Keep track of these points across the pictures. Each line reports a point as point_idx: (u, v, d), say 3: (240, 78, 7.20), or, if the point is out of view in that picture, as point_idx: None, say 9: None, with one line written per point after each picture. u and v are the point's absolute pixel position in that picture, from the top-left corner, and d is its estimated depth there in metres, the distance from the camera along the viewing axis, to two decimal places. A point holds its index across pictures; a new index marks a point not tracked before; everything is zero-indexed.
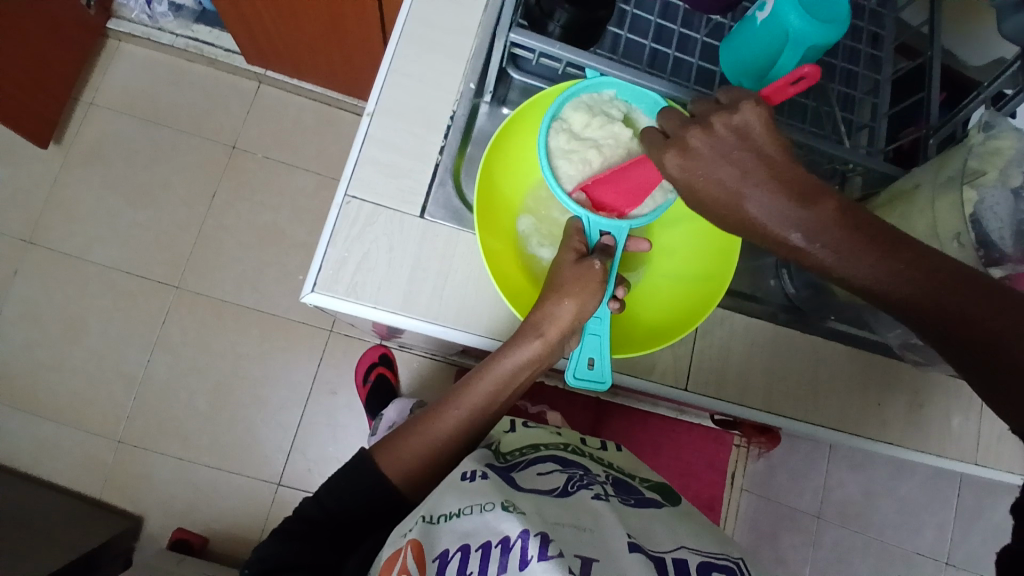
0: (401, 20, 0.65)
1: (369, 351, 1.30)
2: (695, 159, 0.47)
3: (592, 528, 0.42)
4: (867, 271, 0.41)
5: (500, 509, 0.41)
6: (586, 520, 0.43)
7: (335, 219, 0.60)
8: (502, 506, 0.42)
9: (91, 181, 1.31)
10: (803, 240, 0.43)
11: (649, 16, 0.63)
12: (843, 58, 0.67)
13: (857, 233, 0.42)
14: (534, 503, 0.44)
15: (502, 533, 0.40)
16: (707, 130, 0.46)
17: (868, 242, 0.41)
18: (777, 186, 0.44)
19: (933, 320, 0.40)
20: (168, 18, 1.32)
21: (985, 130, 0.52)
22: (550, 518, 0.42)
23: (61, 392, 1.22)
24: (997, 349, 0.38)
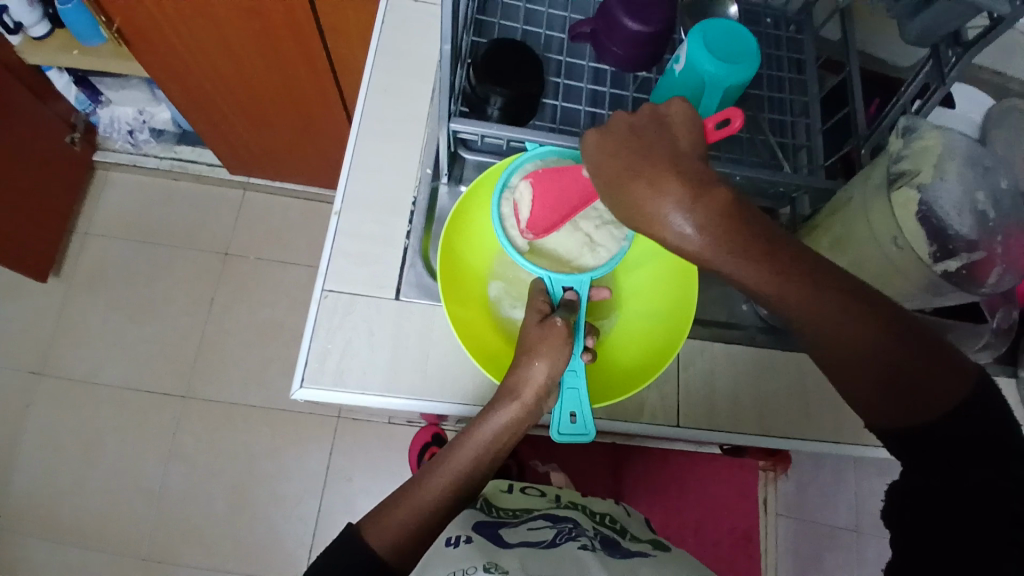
0: (356, 121, 0.71)
1: (422, 432, 1.24)
2: (609, 143, 0.48)
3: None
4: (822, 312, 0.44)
5: (483, 571, 0.47)
6: (568, 568, 0.49)
7: (314, 313, 0.63)
8: (484, 568, 0.47)
9: (94, 305, 1.36)
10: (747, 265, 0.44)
11: (580, 83, 0.68)
12: (770, 88, 0.71)
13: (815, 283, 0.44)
14: (518, 559, 0.50)
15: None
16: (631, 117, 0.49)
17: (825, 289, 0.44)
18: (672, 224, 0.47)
19: (875, 365, 0.44)
20: (151, 143, 1.39)
21: (906, 134, 0.55)
22: (532, 569, 0.48)
23: (81, 518, 1.23)
24: (923, 391, 0.43)
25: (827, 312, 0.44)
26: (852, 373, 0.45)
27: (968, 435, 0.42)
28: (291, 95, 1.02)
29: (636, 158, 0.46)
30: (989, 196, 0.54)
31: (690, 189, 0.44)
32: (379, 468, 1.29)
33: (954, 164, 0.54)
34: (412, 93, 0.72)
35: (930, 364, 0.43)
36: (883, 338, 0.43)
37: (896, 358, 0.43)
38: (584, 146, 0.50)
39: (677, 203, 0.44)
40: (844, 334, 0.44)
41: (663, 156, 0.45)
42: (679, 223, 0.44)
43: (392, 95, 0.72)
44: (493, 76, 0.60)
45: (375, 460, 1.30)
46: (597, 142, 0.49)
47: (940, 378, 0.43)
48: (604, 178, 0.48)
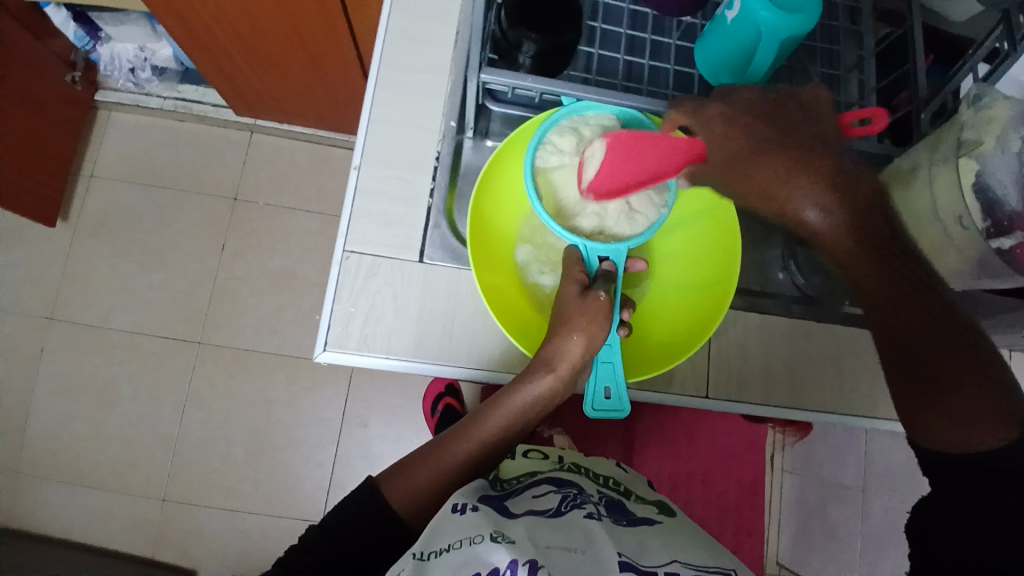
0: (375, 67, 0.66)
1: (436, 381, 1.22)
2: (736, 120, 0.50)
3: (583, 549, 0.42)
4: (896, 314, 0.46)
5: (490, 541, 0.41)
6: (578, 541, 0.43)
7: (337, 276, 0.60)
8: (491, 537, 0.41)
9: (104, 251, 1.34)
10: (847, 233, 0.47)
11: (619, 28, 0.62)
12: (823, 39, 0.65)
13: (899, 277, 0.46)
14: (526, 528, 0.44)
15: (492, 564, 0.39)
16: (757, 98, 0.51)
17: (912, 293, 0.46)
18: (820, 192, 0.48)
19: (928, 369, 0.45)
20: (153, 82, 1.32)
21: (975, 102, 0.51)
22: (542, 542, 0.42)
23: (103, 459, 1.25)
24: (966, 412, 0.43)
25: (900, 319, 0.46)
26: (905, 382, 0.46)
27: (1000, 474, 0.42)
28: (299, 34, 0.95)
29: (762, 141, 0.50)
30: None
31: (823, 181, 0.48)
32: (393, 416, 1.30)
33: (1022, 136, 0.48)
34: (436, 37, 0.67)
35: (984, 398, 0.43)
36: (946, 356, 0.44)
37: (957, 389, 0.43)
38: (709, 117, 0.51)
39: (804, 185, 0.48)
40: (916, 341, 0.45)
41: (800, 138, 0.50)
42: (805, 208, 0.48)
43: (413, 41, 0.67)
44: (526, 19, 0.54)
45: (388, 409, 1.31)
46: (722, 117, 0.51)
47: (988, 415, 0.42)
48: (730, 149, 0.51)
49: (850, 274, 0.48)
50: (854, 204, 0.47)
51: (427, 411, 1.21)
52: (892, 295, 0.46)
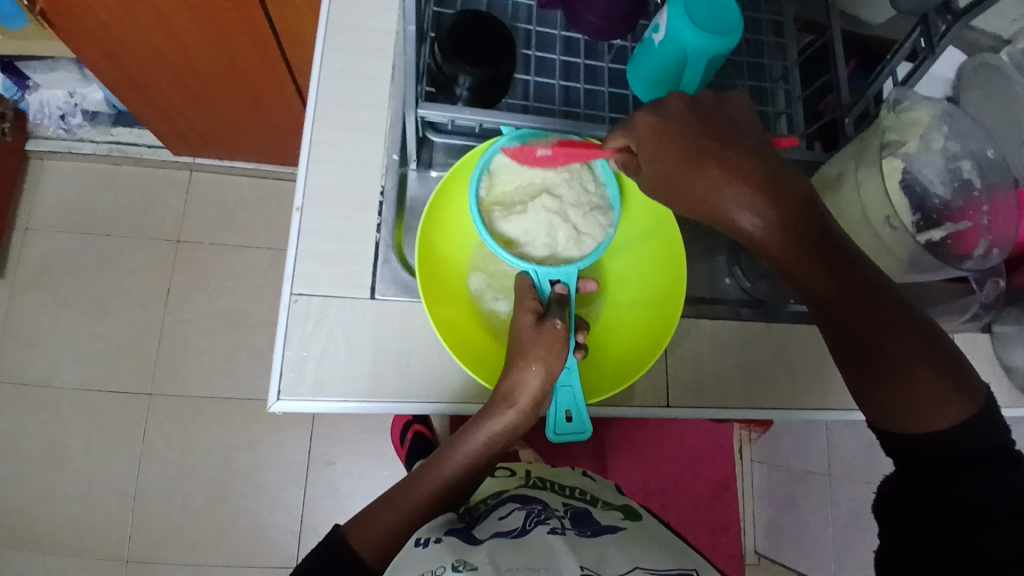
0: (311, 105, 0.65)
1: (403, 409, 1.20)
2: (668, 127, 0.47)
3: (546, 566, 0.42)
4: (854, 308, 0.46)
5: (452, 572, 0.40)
6: (541, 559, 0.43)
7: (287, 321, 0.59)
8: (452, 568, 0.41)
9: (44, 305, 1.27)
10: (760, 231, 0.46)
11: (553, 54, 0.64)
12: (748, 53, 0.68)
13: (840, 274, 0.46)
14: (488, 553, 0.44)
15: None
16: (688, 100, 0.48)
17: (856, 286, 0.46)
18: (764, 201, 0.45)
19: (888, 364, 0.45)
20: (85, 127, 1.27)
21: (894, 108, 0.53)
22: (504, 565, 0.42)
23: (56, 525, 1.18)
24: (928, 399, 0.44)
25: (859, 322, 0.46)
26: (862, 378, 0.47)
27: (957, 449, 0.44)
28: (234, 71, 0.94)
29: (698, 149, 0.46)
30: (975, 164, 0.54)
31: (757, 181, 0.45)
32: (361, 450, 1.28)
33: (942, 134, 0.54)
34: (372, 72, 0.67)
35: (937, 384, 0.44)
36: (900, 353, 0.45)
37: (919, 374, 0.45)
38: (637, 129, 0.48)
39: (744, 191, 0.45)
40: (872, 339, 0.46)
41: (727, 143, 0.46)
42: (743, 213, 0.46)
43: (350, 77, 0.67)
44: (461, 53, 0.55)
45: (356, 443, 1.28)
46: (653, 129, 0.48)
47: (942, 395, 0.44)
48: (662, 163, 0.47)
49: (801, 282, 0.47)
50: (790, 209, 0.45)
51: (396, 441, 1.19)
52: (845, 298, 0.46)
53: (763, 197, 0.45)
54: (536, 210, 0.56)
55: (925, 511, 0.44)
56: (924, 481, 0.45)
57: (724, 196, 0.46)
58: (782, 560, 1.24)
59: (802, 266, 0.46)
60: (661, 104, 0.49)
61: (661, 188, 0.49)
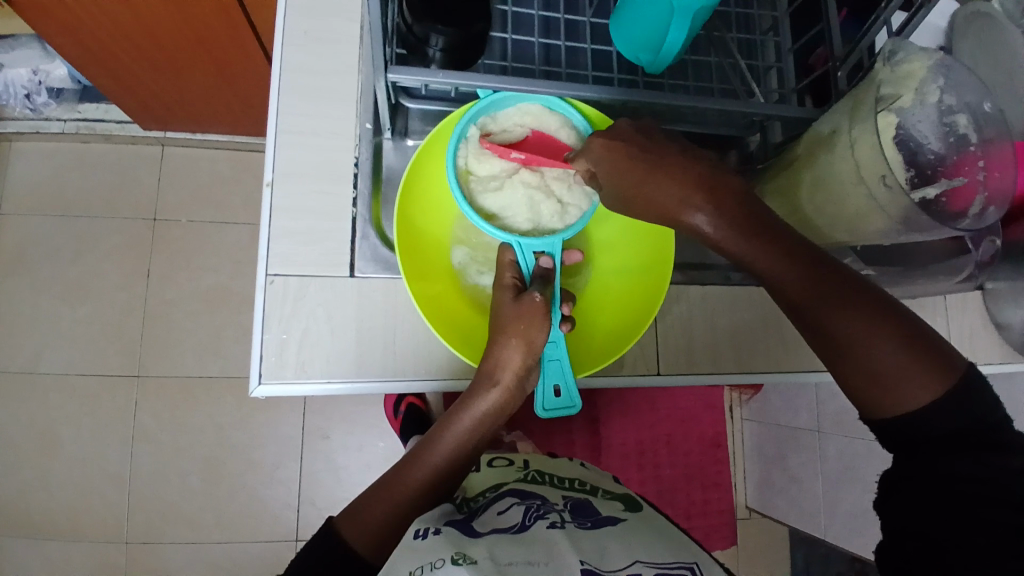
0: (276, 72, 0.61)
1: None
2: (617, 145, 0.49)
3: (545, 561, 0.41)
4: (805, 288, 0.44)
5: (450, 565, 0.40)
6: (540, 553, 0.42)
7: (264, 304, 0.57)
8: (452, 560, 0.40)
9: (19, 290, 1.24)
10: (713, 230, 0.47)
11: (530, 10, 0.60)
12: (736, 3, 0.65)
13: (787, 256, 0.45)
14: (487, 546, 0.43)
15: None
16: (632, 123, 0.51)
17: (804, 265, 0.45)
18: (715, 205, 0.46)
19: (851, 345, 0.43)
20: (51, 105, 1.20)
21: (890, 59, 0.50)
22: (504, 559, 0.41)
23: (54, 511, 1.18)
24: (899, 382, 0.42)
25: (830, 312, 0.44)
26: (839, 370, 0.45)
27: (947, 432, 0.42)
28: (196, 37, 0.89)
29: (644, 161, 0.48)
30: (971, 119, 0.52)
31: (703, 188, 0.46)
32: (354, 424, 1.27)
33: (938, 87, 0.51)
34: (339, 34, 0.63)
35: (915, 366, 0.42)
36: (873, 337, 0.43)
37: (884, 354, 0.42)
38: (589, 149, 0.51)
39: (693, 197, 0.46)
40: (841, 327, 0.43)
41: (673, 156, 0.48)
42: (696, 218, 0.46)
43: (316, 40, 0.63)
44: (431, 11, 0.51)
45: (348, 416, 1.27)
46: (605, 148, 0.50)
47: (922, 375, 0.42)
48: (618, 178, 0.49)
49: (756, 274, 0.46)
50: (736, 209, 0.46)
51: (389, 414, 1.19)
52: (810, 287, 0.44)
53: (713, 202, 0.46)
54: (513, 185, 0.54)
55: (921, 506, 0.42)
56: (916, 472, 0.42)
57: (673, 200, 0.47)
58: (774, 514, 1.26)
59: (763, 255, 0.45)
60: (610, 129, 0.51)
61: (620, 202, 0.50)
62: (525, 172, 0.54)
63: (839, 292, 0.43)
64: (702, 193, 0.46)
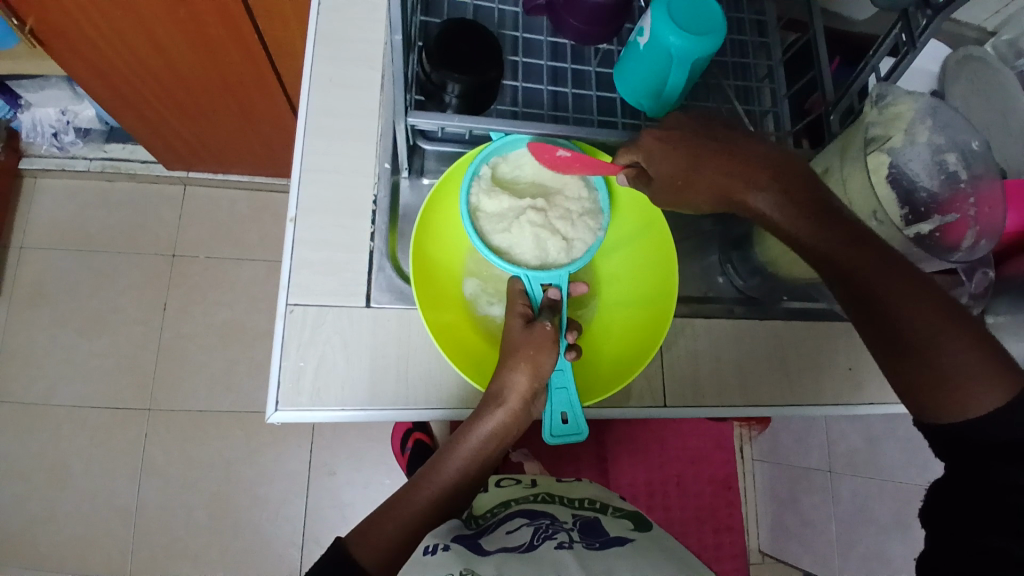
0: (303, 116, 0.66)
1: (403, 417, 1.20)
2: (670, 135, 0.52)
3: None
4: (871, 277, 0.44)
5: None
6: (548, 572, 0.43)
7: (283, 331, 0.59)
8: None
9: (38, 323, 1.27)
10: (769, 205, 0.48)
11: (540, 60, 0.65)
12: (733, 53, 0.69)
13: (855, 247, 0.45)
14: (495, 564, 0.44)
15: None
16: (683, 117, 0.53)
17: (872, 256, 0.44)
18: (780, 184, 0.48)
19: (906, 339, 0.42)
20: (78, 145, 1.26)
21: (878, 102, 0.54)
22: None
23: (58, 545, 1.18)
24: (953, 383, 0.41)
25: (894, 304, 0.43)
26: (900, 368, 0.43)
27: (999, 440, 0.40)
28: (225, 85, 0.94)
29: (700, 148, 0.50)
30: (960, 157, 0.54)
31: (763, 170, 0.48)
32: (362, 460, 1.28)
33: (926, 129, 0.54)
34: (362, 82, 0.68)
35: (981, 368, 0.41)
36: (938, 332, 0.41)
37: (948, 353, 0.41)
38: (643, 144, 0.53)
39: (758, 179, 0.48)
40: (909, 317, 0.42)
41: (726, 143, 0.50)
42: (759, 197, 0.48)
43: (339, 86, 0.67)
44: (449, 61, 0.55)
45: (357, 452, 1.28)
46: (659, 139, 0.52)
47: (987, 382, 0.40)
48: (671, 169, 0.51)
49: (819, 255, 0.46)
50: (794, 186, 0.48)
51: (396, 449, 1.19)
52: (877, 276, 0.43)
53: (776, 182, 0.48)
54: (521, 226, 0.56)
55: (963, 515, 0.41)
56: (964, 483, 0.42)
57: (735, 179, 0.49)
58: (786, 558, 1.24)
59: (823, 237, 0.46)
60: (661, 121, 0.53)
61: (673, 191, 0.52)
62: (533, 213, 0.56)
63: (905, 282, 0.43)
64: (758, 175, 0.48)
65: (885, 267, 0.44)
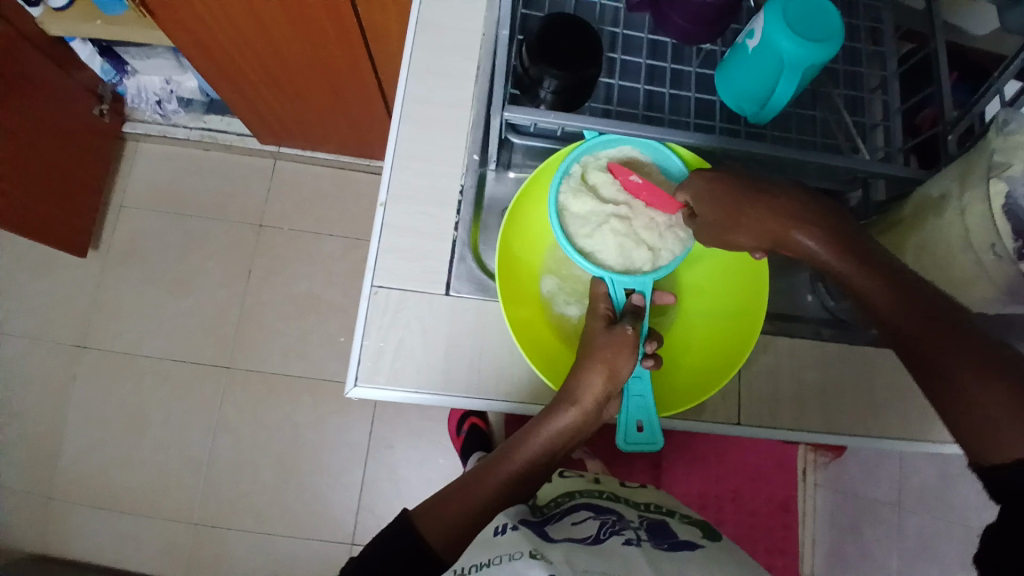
0: (399, 104, 0.67)
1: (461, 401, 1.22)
2: (716, 180, 0.52)
3: (620, 574, 0.42)
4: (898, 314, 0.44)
5: (529, 558, 0.41)
6: (617, 567, 0.43)
7: (366, 312, 0.61)
8: (531, 554, 0.42)
9: (131, 279, 1.36)
10: (817, 245, 0.48)
11: (638, 58, 0.63)
12: (844, 61, 0.65)
13: (891, 285, 0.45)
14: (564, 551, 0.44)
15: None
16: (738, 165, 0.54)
17: (901, 296, 0.44)
18: (820, 227, 0.48)
19: (931, 373, 0.41)
20: (180, 113, 1.34)
21: (1002, 128, 0.48)
22: (580, 565, 0.42)
23: (136, 486, 1.27)
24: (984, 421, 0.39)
25: (920, 338, 0.42)
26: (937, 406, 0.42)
27: None
28: (321, 66, 0.97)
29: (745, 191, 0.51)
30: None
31: (808, 214, 0.49)
32: (418, 438, 1.31)
33: None
34: (457, 73, 0.68)
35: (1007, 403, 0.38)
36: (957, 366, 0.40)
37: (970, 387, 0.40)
38: (691, 184, 0.54)
39: (797, 221, 0.49)
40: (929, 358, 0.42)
41: (772, 185, 0.51)
42: (803, 239, 0.49)
43: (435, 75, 0.68)
44: (548, 56, 0.55)
45: (414, 429, 1.31)
46: (706, 181, 0.53)
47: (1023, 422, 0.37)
48: (718, 210, 0.52)
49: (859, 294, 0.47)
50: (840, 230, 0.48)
51: (452, 432, 1.21)
52: (895, 312, 0.44)
53: (819, 223, 0.49)
54: (604, 234, 0.56)
55: None
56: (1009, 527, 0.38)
57: (779, 219, 0.49)
58: None
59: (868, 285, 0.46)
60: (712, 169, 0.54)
61: (723, 233, 0.53)
62: (616, 222, 0.56)
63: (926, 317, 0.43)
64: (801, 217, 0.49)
65: (911, 305, 0.44)
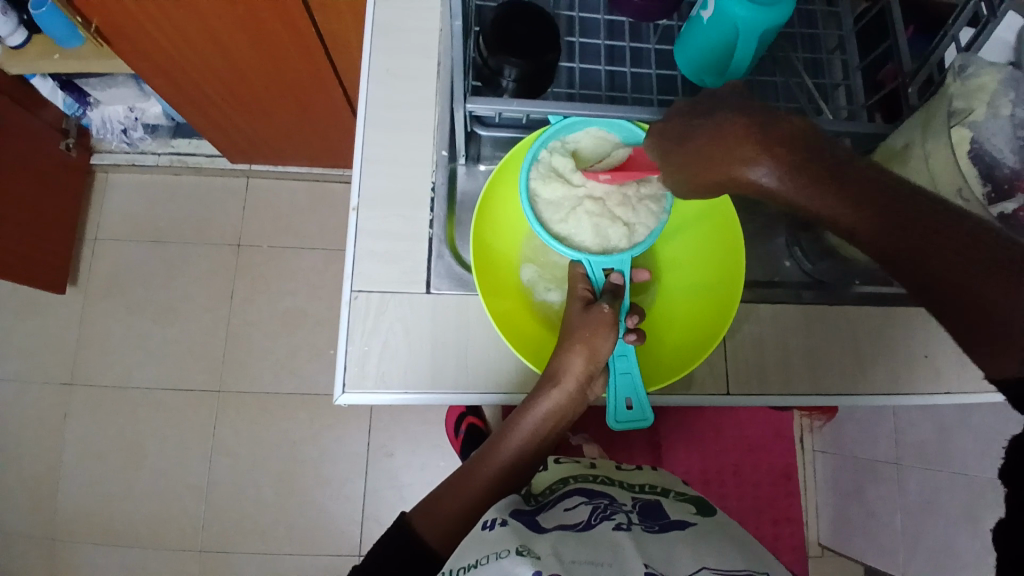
0: (362, 107, 0.67)
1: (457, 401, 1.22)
2: (670, 124, 0.47)
3: (610, 562, 0.42)
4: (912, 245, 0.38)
5: (516, 555, 0.41)
6: (606, 555, 0.42)
7: (347, 318, 0.61)
8: (517, 551, 0.41)
9: (113, 311, 1.35)
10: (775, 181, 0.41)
11: (597, 39, 0.63)
12: (801, 25, 0.66)
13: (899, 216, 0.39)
14: (552, 543, 0.44)
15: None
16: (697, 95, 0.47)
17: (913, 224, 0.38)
18: (779, 157, 0.41)
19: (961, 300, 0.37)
20: (146, 140, 1.33)
21: (960, 74, 0.49)
22: (568, 557, 0.42)
23: (137, 518, 1.26)
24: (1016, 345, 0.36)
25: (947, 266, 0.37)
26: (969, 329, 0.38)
27: None
28: (283, 79, 0.97)
29: (695, 130, 0.45)
30: None
31: (761, 143, 0.41)
32: (418, 443, 1.31)
33: (1011, 100, 0.49)
34: (418, 71, 0.68)
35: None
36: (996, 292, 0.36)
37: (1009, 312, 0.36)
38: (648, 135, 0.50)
39: (753, 153, 0.41)
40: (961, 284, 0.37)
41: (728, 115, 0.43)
42: (758, 176, 0.41)
43: (397, 76, 0.68)
44: (506, 45, 0.54)
45: (413, 434, 1.31)
46: (659, 129, 0.49)
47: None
48: (672, 155, 0.47)
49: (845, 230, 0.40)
50: (804, 154, 0.41)
51: (451, 433, 1.21)
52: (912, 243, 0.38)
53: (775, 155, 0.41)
54: (578, 217, 0.56)
55: None
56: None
57: (732, 156, 0.42)
58: (850, 551, 1.20)
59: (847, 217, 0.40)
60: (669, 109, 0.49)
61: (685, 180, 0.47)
62: (589, 204, 0.56)
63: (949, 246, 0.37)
64: (754, 145, 0.41)
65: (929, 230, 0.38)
